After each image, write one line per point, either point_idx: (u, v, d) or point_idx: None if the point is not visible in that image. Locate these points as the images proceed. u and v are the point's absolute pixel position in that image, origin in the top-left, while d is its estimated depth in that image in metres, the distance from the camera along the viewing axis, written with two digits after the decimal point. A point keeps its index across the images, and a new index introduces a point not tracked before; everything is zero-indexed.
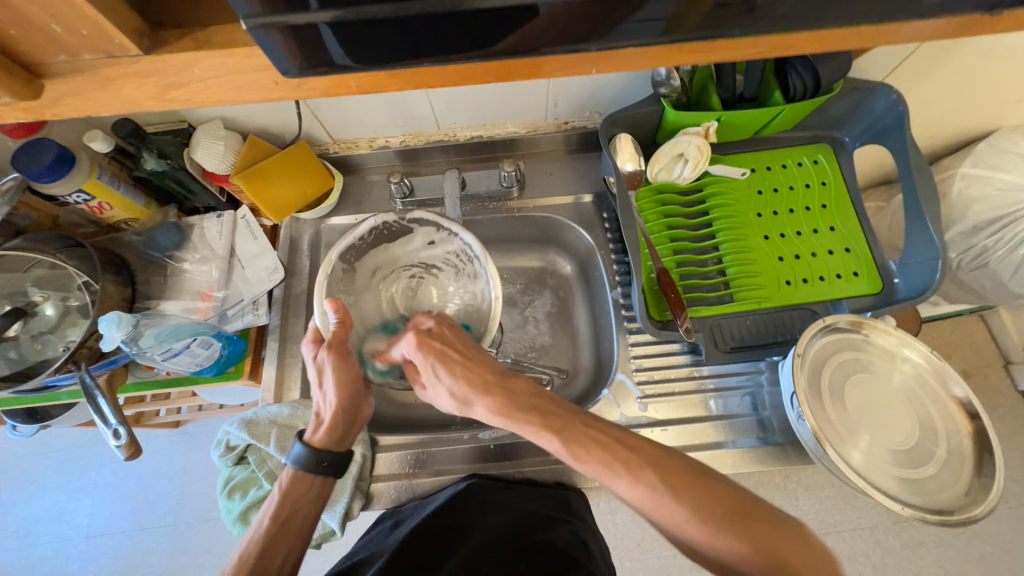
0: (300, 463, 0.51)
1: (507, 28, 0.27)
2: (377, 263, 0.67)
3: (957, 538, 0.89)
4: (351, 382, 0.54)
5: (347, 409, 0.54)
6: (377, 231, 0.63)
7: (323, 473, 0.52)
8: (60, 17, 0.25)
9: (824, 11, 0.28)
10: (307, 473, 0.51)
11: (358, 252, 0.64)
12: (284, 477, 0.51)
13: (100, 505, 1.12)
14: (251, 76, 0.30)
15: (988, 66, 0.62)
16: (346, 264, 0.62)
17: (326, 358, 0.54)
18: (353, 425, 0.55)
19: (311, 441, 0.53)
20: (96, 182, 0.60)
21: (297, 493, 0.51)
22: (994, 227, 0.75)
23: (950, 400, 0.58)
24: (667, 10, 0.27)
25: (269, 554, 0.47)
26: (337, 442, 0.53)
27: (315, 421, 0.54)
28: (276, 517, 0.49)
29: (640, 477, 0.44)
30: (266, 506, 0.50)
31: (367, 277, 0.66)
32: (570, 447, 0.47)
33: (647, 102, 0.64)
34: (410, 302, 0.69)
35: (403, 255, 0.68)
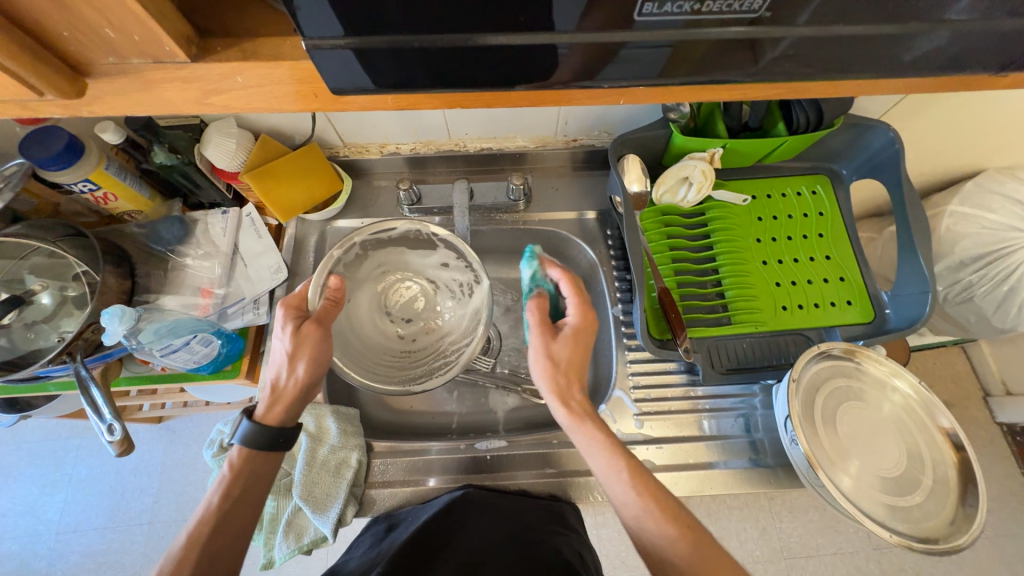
0: (252, 443, 0.50)
1: (542, 61, 0.28)
2: (387, 261, 0.70)
3: (936, 566, 0.90)
4: (324, 362, 0.54)
5: (309, 388, 0.54)
6: (402, 232, 0.67)
7: (273, 450, 0.51)
8: (115, 22, 0.26)
9: (845, 67, 0.30)
10: (259, 450, 0.50)
11: (378, 245, 0.67)
12: (235, 455, 0.50)
13: (74, 500, 1.08)
14: (292, 87, 0.30)
15: (982, 112, 0.65)
16: (361, 250, 0.66)
17: (310, 333, 0.53)
18: (306, 403, 0.55)
19: (264, 418, 0.52)
20: (103, 173, 0.60)
21: (250, 469, 0.50)
22: (980, 263, 0.78)
23: (937, 430, 0.60)
24: (681, 48, 0.28)
25: (220, 531, 0.47)
26: (292, 419, 0.53)
27: (270, 396, 0.52)
28: (228, 494, 0.49)
29: (684, 529, 0.45)
30: (217, 483, 0.49)
31: (372, 269, 0.69)
32: (631, 475, 0.49)
33: (657, 125, 0.65)
34: (402, 305, 0.69)
35: (412, 262, 0.70)
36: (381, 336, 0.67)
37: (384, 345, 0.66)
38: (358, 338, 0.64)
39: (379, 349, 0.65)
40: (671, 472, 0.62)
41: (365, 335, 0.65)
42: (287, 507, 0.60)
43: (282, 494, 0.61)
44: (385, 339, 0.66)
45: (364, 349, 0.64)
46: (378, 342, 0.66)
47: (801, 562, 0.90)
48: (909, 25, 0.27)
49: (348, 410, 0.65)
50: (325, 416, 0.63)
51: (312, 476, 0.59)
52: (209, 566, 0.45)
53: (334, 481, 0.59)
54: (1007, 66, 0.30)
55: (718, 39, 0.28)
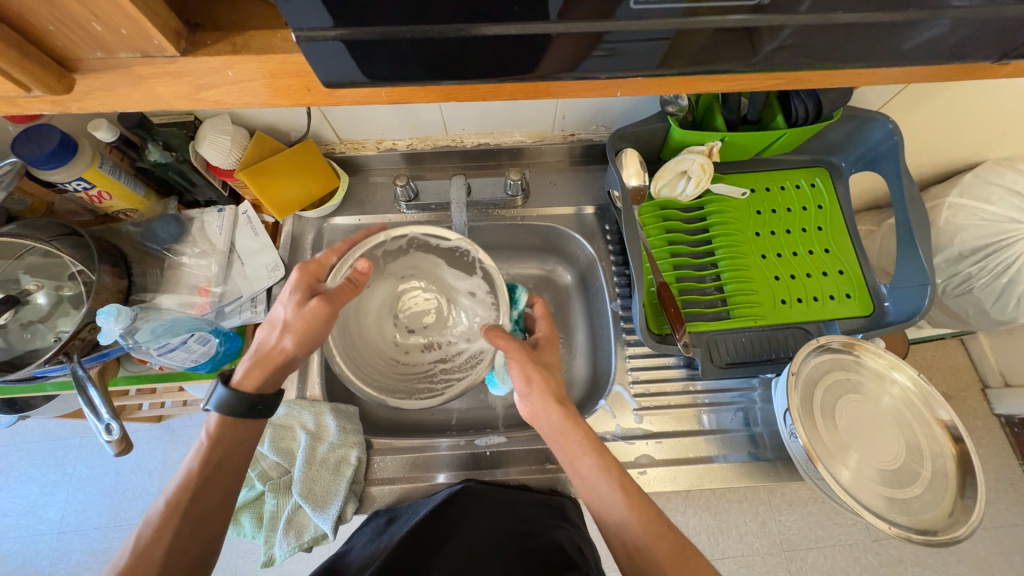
0: (229, 409, 0.50)
1: (537, 52, 0.28)
2: (420, 266, 0.68)
3: (934, 557, 0.91)
4: (315, 342, 0.53)
5: (292, 360, 0.53)
6: (450, 247, 0.65)
7: (247, 416, 0.51)
8: (102, 16, 0.25)
9: (844, 57, 0.29)
10: (233, 415, 0.50)
11: (423, 248, 0.66)
12: (213, 422, 0.50)
13: (75, 500, 1.09)
14: (284, 82, 0.30)
15: (980, 103, 0.65)
16: (404, 245, 0.65)
17: (314, 307, 0.51)
18: (286, 373, 0.54)
19: (241, 383, 0.51)
20: (97, 172, 0.60)
21: (228, 438, 0.50)
22: (979, 255, 0.78)
23: (936, 423, 0.60)
24: (677, 39, 0.28)
25: (199, 494, 0.47)
26: (269, 387, 0.53)
27: (252, 361, 0.52)
28: (207, 462, 0.48)
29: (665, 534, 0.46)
30: (195, 450, 0.49)
31: (402, 268, 0.68)
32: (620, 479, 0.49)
33: (654, 119, 0.65)
34: (413, 312, 0.68)
35: (441, 275, 0.69)
36: (379, 333, 0.65)
37: (379, 344, 0.65)
38: (358, 328, 0.63)
39: (374, 345, 0.64)
40: (671, 466, 0.62)
41: (364, 328, 0.64)
42: (287, 505, 0.60)
43: (282, 492, 0.61)
44: (381, 339, 0.65)
45: (360, 341, 0.63)
46: (375, 340, 0.64)
47: (800, 555, 0.90)
48: (907, 13, 0.27)
49: (348, 408, 0.65)
50: (324, 414, 0.63)
51: (311, 474, 0.59)
52: (189, 539, 0.46)
53: (333, 478, 0.59)
54: (1011, 54, 0.30)
55: (716, 29, 0.27)
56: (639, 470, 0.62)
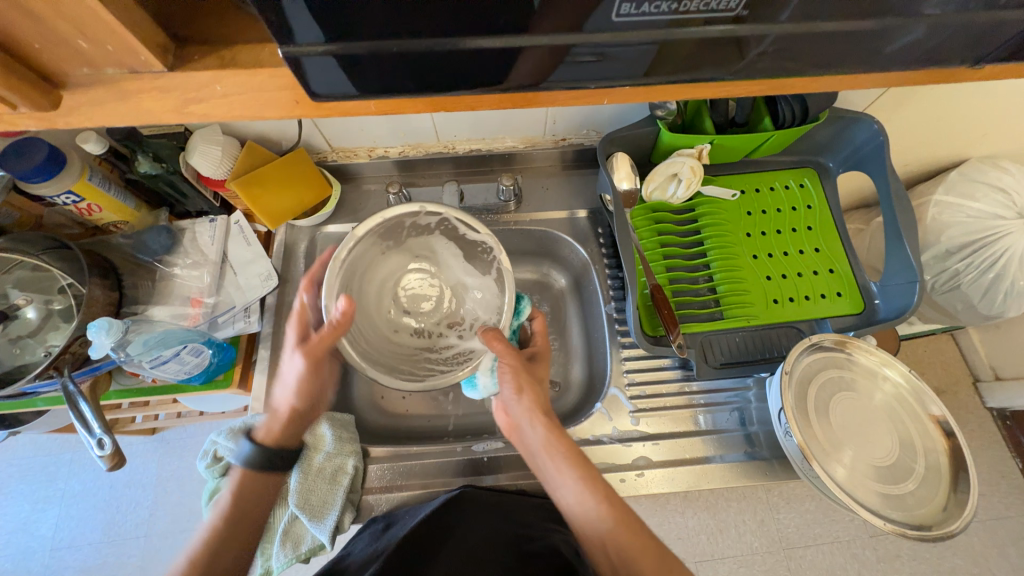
0: (250, 463, 0.55)
1: (524, 62, 0.28)
2: (437, 249, 0.62)
3: (931, 551, 0.91)
4: (312, 391, 0.57)
5: (302, 413, 0.58)
6: (478, 244, 0.59)
7: (271, 469, 0.56)
8: (88, 32, 0.25)
9: (827, 62, 0.30)
10: (255, 469, 0.55)
11: (449, 234, 0.59)
12: (235, 477, 0.54)
13: (67, 516, 1.07)
14: (274, 94, 0.30)
15: (962, 103, 0.66)
16: (433, 227, 0.58)
17: (298, 364, 0.54)
18: (306, 425, 0.60)
19: (263, 439, 0.57)
20: (87, 184, 0.59)
21: (249, 490, 0.55)
22: (966, 251, 0.79)
23: (928, 418, 0.60)
24: (660, 49, 0.28)
25: (225, 542, 0.51)
26: (291, 440, 0.58)
27: (270, 417, 0.57)
28: (229, 513, 0.53)
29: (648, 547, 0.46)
30: (218, 502, 0.54)
31: (417, 242, 0.61)
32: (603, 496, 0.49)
33: (644, 123, 0.65)
34: (414, 293, 0.61)
35: (452, 265, 0.62)
36: (374, 301, 0.58)
37: (371, 314, 0.57)
38: (356, 292, 0.55)
39: (366, 313, 0.57)
40: (669, 468, 0.62)
41: (361, 293, 0.56)
42: (284, 515, 0.59)
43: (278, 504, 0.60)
44: (374, 308, 0.58)
45: (355, 305, 0.55)
46: (369, 309, 0.57)
47: (799, 552, 0.91)
48: (884, 21, 0.27)
49: (344, 416, 0.64)
50: (320, 423, 0.62)
51: (308, 484, 0.58)
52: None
53: (330, 488, 0.59)
54: (987, 58, 0.30)
55: (699, 38, 0.28)
56: (637, 472, 0.62)
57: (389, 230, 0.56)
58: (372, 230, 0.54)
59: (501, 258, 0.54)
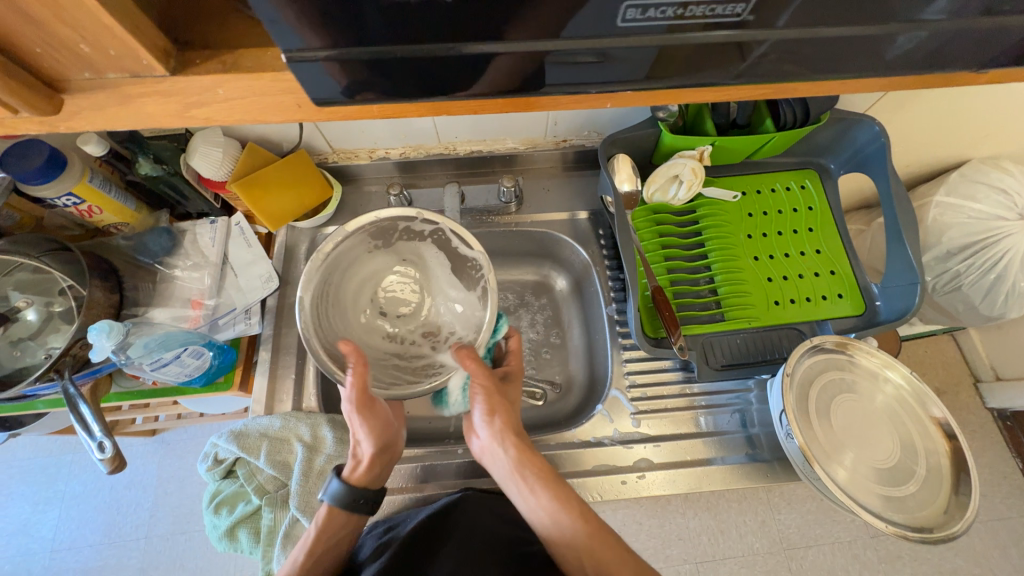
0: (340, 503, 0.52)
1: (527, 66, 0.28)
2: (424, 258, 0.62)
3: (932, 552, 0.91)
4: (382, 428, 0.53)
5: (384, 451, 0.54)
6: (468, 259, 0.59)
7: (358, 510, 0.53)
8: (90, 37, 0.25)
9: (831, 67, 0.30)
10: (342, 510, 0.52)
11: (440, 244, 0.60)
12: (322, 515, 0.52)
13: (68, 518, 1.07)
14: (276, 98, 0.30)
15: (964, 104, 0.66)
16: (426, 235, 0.59)
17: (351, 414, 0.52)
18: (390, 460, 0.56)
19: (350, 479, 0.53)
20: (87, 186, 0.59)
21: (333, 530, 0.53)
22: (967, 252, 0.79)
23: (929, 420, 0.60)
24: (664, 52, 0.28)
25: None
26: (376, 480, 0.54)
27: (354, 459, 0.54)
28: (312, 552, 0.51)
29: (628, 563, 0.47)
30: (302, 541, 0.52)
31: (405, 249, 0.61)
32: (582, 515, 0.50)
33: (645, 124, 0.65)
34: (394, 298, 0.61)
35: (437, 276, 0.62)
36: (352, 298, 0.58)
37: (347, 312, 0.57)
38: (336, 286, 0.56)
39: (343, 309, 0.57)
40: (670, 470, 0.62)
41: (339, 289, 0.57)
42: (285, 519, 0.59)
43: (279, 506, 0.60)
44: (351, 306, 0.58)
45: (332, 298, 0.55)
46: (345, 306, 0.57)
47: (800, 553, 0.91)
48: (890, 25, 0.27)
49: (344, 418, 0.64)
50: (321, 426, 0.62)
51: (308, 486, 0.59)
52: None
53: None
54: (991, 63, 0.30)
55: (702, 42, 0.27)
56: (638, 474, 0.62)
57: (380, 230, 0.58)
58: (364, 227, 0.56)
59: (489, 275, 0.55)
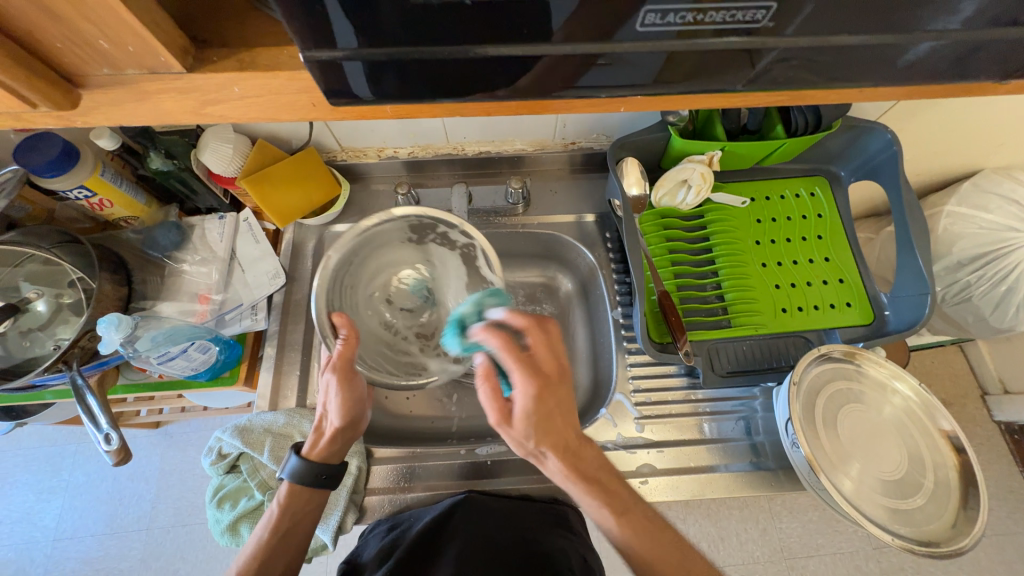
0: (299, 478, 0.53)
1: (540, 69, 0.28)
2: (447, 265, 0.62)
3: (935, 565, 0.90)
4: (355, 404, 0.54)
5: (350, 426, 0.55)
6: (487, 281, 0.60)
7: (319, 486, 0.54)
8: (111, 34, 0.26)
9: (848, 75, 0.30)
10: (303, 486, 0.53)
11: (468, 257, 0.60)
12: (283, 492, 0.53)
13: (70, 507, 1.08)
14: (290, 97, 0.30)
15: (978, 114, 0.65)
16: (457, 246, 0.60)
17: (331, 380, 0.52)
18: (353, 437, 0.57)
19: (311, 455, 0.54)
20: (99, 180, 0.60)
21: (295, 508, 0.53)
22: (978, 263, 0.78)
23: (938, 433, 0.60)
24: (680, 60, 0.28)
25: (267, 567, 0.50)
26: (337, 456, 0.55)
27: (317, 432, 0.55)
28: (275, 530, 0.51)
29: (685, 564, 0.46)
30: (264, 520, 0.52)
31: (431, 250, 0.61)
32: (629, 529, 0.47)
33: (655, 128, 0.65)
34: (404, 291, 0.61)
35: (451, 282, 0.62)
36: (365, 281, 0.59)
37: (357, 292, 0.58)
38: (357, 269, 0.57)
39: (356, 288, 0.58)
40: (673, 476, 0.61)
41: (360, 271, 0.58)
42: None
43: None
44: (365, 287, 0.58)
45: (351, 276, 0.57)
46: (358, 287, 0.58)
47: (801, 563, 0.90)
48: (911, 34, 0.27)
49: None
50: None
51: None
52: None
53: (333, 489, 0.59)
54: (1010, 74, 0.30)
55: (718, 48, 0.27)
56: (640, 480, 0.62)
57: (420, 226, 0.59)
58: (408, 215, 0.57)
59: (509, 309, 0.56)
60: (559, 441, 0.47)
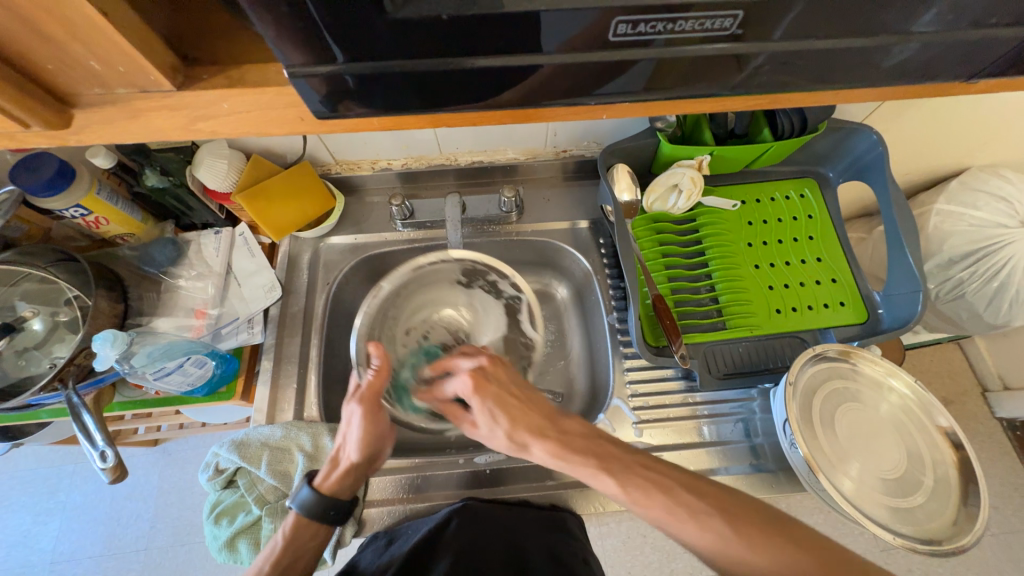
0: (308, 510, 0.53)
1: (522, 79, 0.29)
2: (488, 309, 0.72)
3: (942, 565, 0.90)
4: (376, 440, 0.54)
5: (367, 462, 0.55)
6: (524, 333, 0.69)
7: (327, 521, 0.53)
8: (100, 54, 0.26)
9: (825, 77, 0.30)
10: (311, 519, 0.52)
11: (512, 309, 0.70)
12: (288, 524, 0.53)
13: (68, 529, 1.06)
14: (279, 111, 0.30)
15: (961, 113, 0.66)
16: (505, 295, 0.70)
17: (356, 412, 0.54)
18: (367, 474, 0.56)
19: (322, 487, 0.54)
20: (95, 198, 0.60)
21: (299, 542, 0.52)
22: (969, 260, 0.78)
23: (936, 430, 0.60)
24: (667, 67, 0.29)
25: None
26: (347, 491, 0.55)
27: (331, 465, 0.55)
28: (277, 564, 0.50)
29: (707, 523, 0.42)
30: (267, 552, 0.51)
31: (476, 297, 0.72)
32: (628, 491, 0.46)
33: (644, 135, 0.66)
34: (441, 328, 0.72)
35: (487, 323, 0.72)
36: (410, 313, 0.71)
37: (400, 323, 0.70)
38: (403, 302, 0.69)
39: (399, 319, 0.70)
40: None
41: (407, 306, 0.70)
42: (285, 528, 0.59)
43: (279, 516, 0.60)
44: (406, 319, 0.70)
45: (398, 307, 0.69)
46: (402, 319, 0.70)
47: None
48: (883, 38, 0.28)
49: None
50: (321, 435, 0.62)
51: None
52: None
53: None
54: (984, 72, 0.31)
55: (699, 54, 0.28)
56: None
57: (472, 270, 0.70)
58: (463, 261, 0.69)
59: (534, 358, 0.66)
60: (528, 425, 0.52)
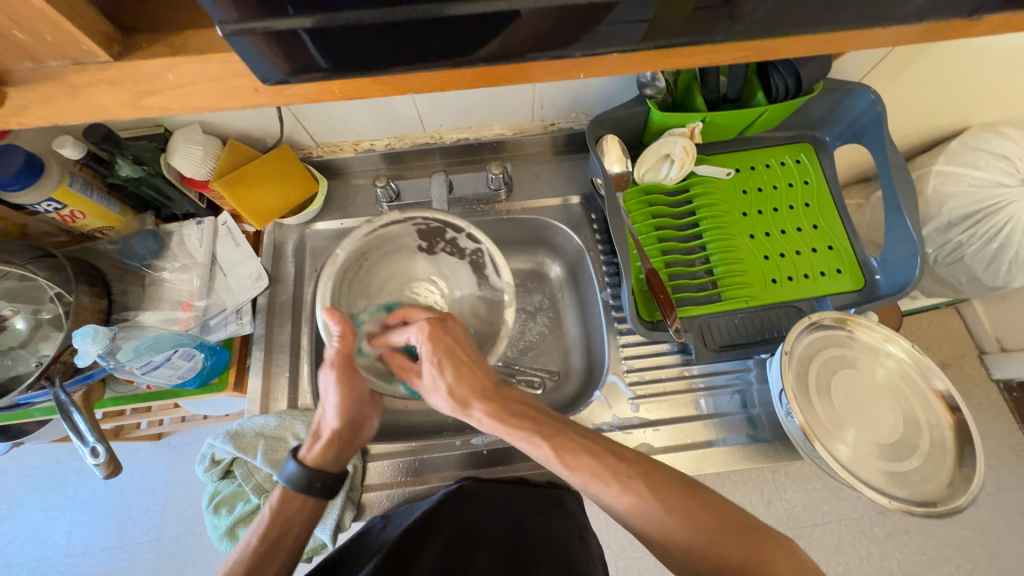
0: (296, 483, 0.52)
1: (487, 30, 0.26)
2: (455, 271, 0.71)
3: (938, 525, 0.91)
4: (353, 405, 0.55)
5: (348, 431, 0.55)
6: (495, 286, 0.67)
7: (314, 493, 0.52)
8: (24, 22, 0.24)
9: (811, 17, 0.28)
10: (298, 492, 0.52)
11: (478, 267, 0.68)
12: (276, 497, 0.52)
13: (80, 522, 1.08)
14: (231, 82, 0.29)
15: (961, 68, 0.64)
16: (467, 253, 0.68)
17: (331, 379, 0.54)
18: (349, 446, 0.56)
19: (306, 460, 0.54)
20: (67, 191, 0.58)
21: (285, 514, 0.51)
22: (968, 222, 0.77)
23: (933, 393, 0.60)
24: (637, 14, 0.27)
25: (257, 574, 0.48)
26: (334, 463, 0.54)
27: (313, 438, 0.55)
28: (265, 537, 0.49)
29: (628, 486, 0.47)
30: (255, 524, 0.51)
31: (443, 261, 0.71)
32: (560, 455, 0.49)
33: (633, 103, 0.64)
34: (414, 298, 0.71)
35: (460, 287, 0.71)
36: (379, 284, 0.70)
37: (369, 293, 0.68)
38: (366, 271, 0.68)
39: (365, 288, 0.68)
40: (670, 453, 0.61)
41: (371, 278, 0.69)
42: None
43: None
44: (376, 290, 0.69)
45: (361, 277, 0.67)
46: (370, 288, 0.69)
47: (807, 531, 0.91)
48: None
49: None
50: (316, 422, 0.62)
51: None
52: None
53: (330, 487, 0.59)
54: (983, 5, 0.28)
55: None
56: None
57: (431, 232, 0.68)
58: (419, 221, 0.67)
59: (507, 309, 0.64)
60: (473, 385, 0.54)
